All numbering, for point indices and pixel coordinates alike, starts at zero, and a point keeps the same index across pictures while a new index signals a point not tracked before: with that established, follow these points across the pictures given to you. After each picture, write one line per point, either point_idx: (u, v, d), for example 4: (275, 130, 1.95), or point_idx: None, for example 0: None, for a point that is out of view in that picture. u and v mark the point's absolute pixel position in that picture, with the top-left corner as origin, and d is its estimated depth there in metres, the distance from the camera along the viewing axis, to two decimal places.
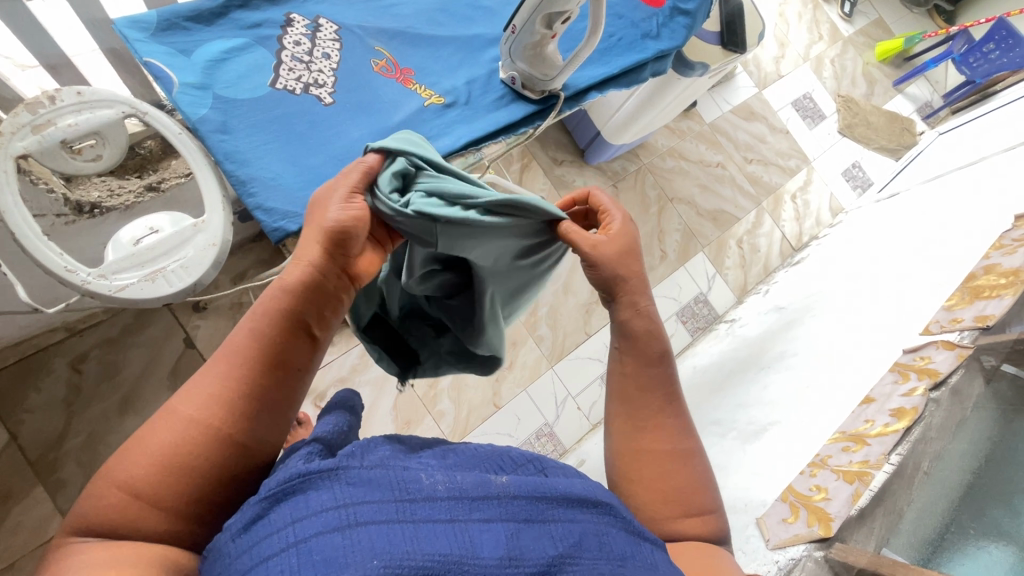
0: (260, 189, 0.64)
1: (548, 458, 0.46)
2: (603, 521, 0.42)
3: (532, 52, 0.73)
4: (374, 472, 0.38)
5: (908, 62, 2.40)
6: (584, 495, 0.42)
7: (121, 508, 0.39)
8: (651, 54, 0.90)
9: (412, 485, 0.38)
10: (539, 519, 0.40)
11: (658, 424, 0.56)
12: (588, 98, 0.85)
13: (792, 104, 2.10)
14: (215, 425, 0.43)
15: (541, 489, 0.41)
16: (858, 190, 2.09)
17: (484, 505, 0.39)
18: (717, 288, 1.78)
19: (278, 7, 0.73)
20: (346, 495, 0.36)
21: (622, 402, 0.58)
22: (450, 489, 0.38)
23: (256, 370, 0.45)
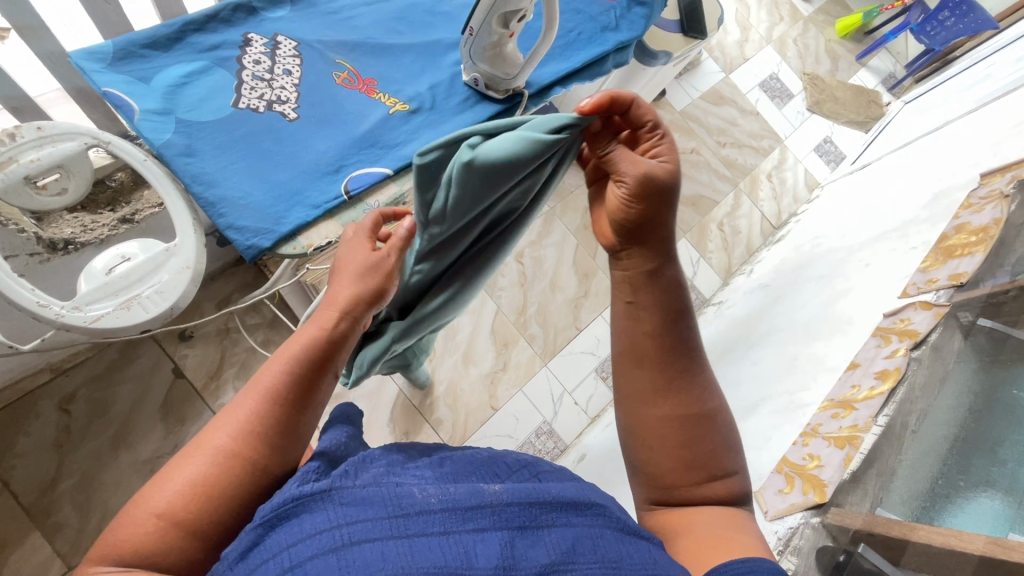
0: (231, 209, 0.63)
1: (542, 464, 0.47)
2: (596, 525, 0.42)
3: (492, 52, 0.74)
4: (367, 490, 0.38)
5: (868, 36, 2.45)
6: (577, 499, 0.42)
7: (154, 536, 0.39)
8: (611, 46, 0.91)
9: (405, 500, 0.38)
10: (533, 525, 0.40)
11: (677, 390, 0.55)
12: (553, 93, 0.85)
13: (760, 86, 2.13)
14: (249, 450, 0.44)
15: (534, 494, 0.41)
16: (832, 164, 2.13)
17: (478, 516, 0.39)
18: (703, 272, 1.79)
19: (235, 28, 0.73)
20: (340, 516, 0.37)
21: (637, 364, 0.56)
22: (442, 500, 0.38)
23: (286, 402, 0.47)
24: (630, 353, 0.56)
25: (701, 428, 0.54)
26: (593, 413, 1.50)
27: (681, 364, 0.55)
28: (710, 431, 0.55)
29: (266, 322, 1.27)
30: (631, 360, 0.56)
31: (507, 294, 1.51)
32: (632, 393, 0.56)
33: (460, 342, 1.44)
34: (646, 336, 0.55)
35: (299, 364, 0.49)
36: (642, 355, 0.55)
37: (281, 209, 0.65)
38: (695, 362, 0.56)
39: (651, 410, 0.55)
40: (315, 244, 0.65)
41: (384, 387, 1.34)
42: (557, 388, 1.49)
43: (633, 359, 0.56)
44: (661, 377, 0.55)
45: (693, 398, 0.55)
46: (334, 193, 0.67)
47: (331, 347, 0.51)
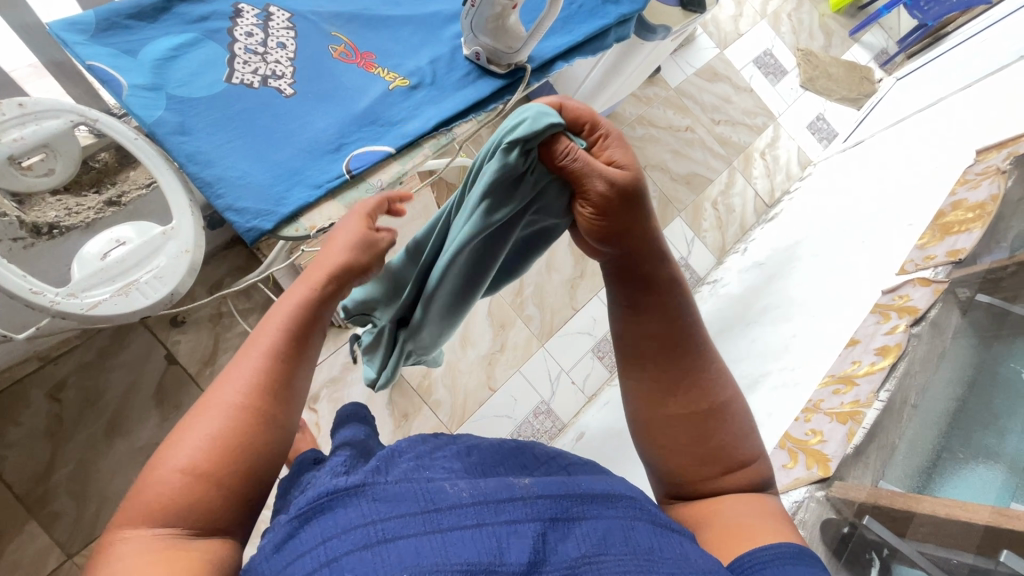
0: (229, 189, 0.61)
1: (569, 459, 0.50)
2: (627, 516, 0.43)
3: (494, 24, 0.70)
4: (400, 486, 0.39)
5: (861, 11, 2.44)
6: (605, 494, 0.44)
7: (179, 491, 0.38)
8: (614, 19, 0.89)
9: (437, 495, 0.39)
10: (562, 518, 0.41)
11: (689, 384, 0.56)
12: (555, 68, 0.83)
13: (754, 62, 2.12)
14: (261, 404, 0.44)
15: (563, 488, 0.43)
16: (824, 142, 2.14)
17: (509, 508, 0.40)
18: (697, 251, 1.79)
19: None
20: (372, 511, 0.37)
21: (644, 364, 0.57)
22: (474, 495, 0.40)
23: (290, 358, 0.47)
24: (638, 354, 0.58)
25: (716, 420, 0.56)
26: (589, 392, 1.51)
27: (687, 362, 0.56)
28: (727, 420, 0.56)
29: (260, 306, 1.25)
30: (634, 363, 0.58)
31: None
32: (643, 395, 0.57)
33: None
34: (648, 339, 0.56)
35: (297, 321, 0.49)
36: (647, 360, 0.57)
37: (282, 188, 0.62)
38: (703, 358, 0.57)
39: (658, 414, 0.56)
40: (318, 226, 0.63)
41: None
42: (554, 368, 1.50)
43: (638, 362, 0.58)
44: (665, 380, 0.56)
45: (702, 395, 0.56)
46: (335, 172, 0.64)
47: (326, 304, 0.51)
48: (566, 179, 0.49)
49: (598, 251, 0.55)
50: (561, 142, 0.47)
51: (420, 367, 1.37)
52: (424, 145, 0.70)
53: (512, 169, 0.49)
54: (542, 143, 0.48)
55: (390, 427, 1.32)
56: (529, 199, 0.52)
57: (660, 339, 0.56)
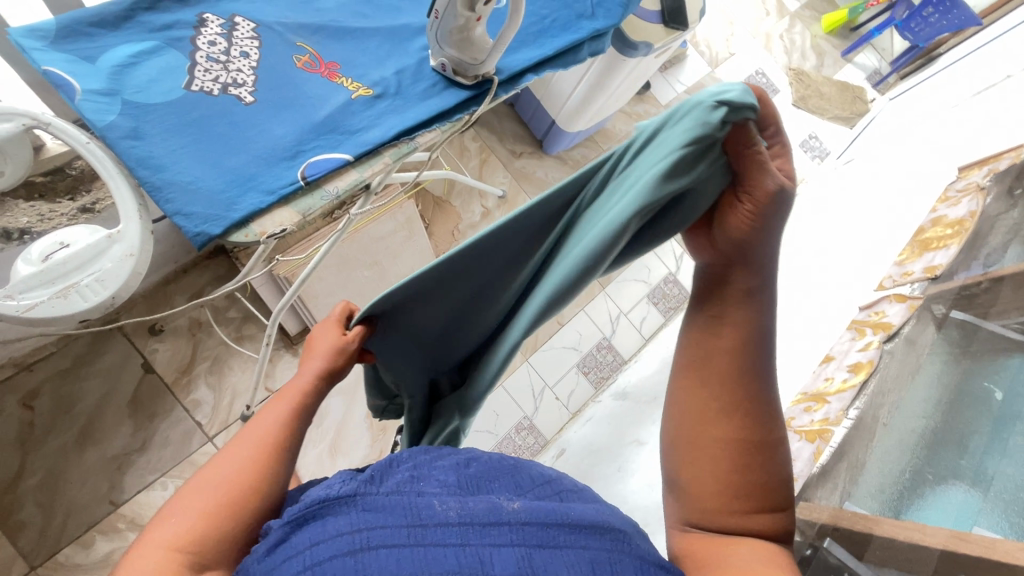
0: (178, 194, 0.60)
1: (565, 482, 0.49)
2: (615, 549, 0.42)
3: (459, 37, 0.71)
4: (388, 499, 0.42)
5: (854, 32, 2.47)
6: (597, 522, 0.43)
7: (206, 523, 0.42)
8: (586, 34, 0.90)
9: (425, 511, 0.41)
10: (549, 545, 0.41)
11: (747, 412, 0.52)
12: (525, 80, 0.82)
13: (745, 81, 2.15)
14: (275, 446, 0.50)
15: (553, 515, 0.42)
16: (817, 160, 2.14)
17: (494, 530, 0.41)
18: (686, 268, 1.73)
19: (190, 7, 0.70)
20: (360, 521, 0.40)
21: (705, 379, 0.53)
22: (460, 514, 0.41)
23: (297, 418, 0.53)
24: (702, 365, 0.53)
25: (768, 461, 0.52)
26: (573, 409, 1.49)
27: (749, 386, 0.53)
28: (777, 463, 0.52)
29: (240, 316, 1.25)
30: (694, 379, 0.54)
31: None
32: (698, 412, 0.53)
33: None
34: (722, 352, 0.52)
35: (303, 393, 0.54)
36: (705, 374, 0.53)
37: (233, 194, 0.62)
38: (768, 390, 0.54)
39: (710, 432, 0.52)
40: (268, 231, 0.62)
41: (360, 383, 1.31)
42: (538, 384, 1.47)
43: (699, 376, 0.54)
44: (731, 397, 0.52)
45: (761, 426, 0.52)
46: (289, 178, 0.64)
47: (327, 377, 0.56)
48: (737, 168, 0.46)
49: (709, 249, 0.52)
50: (750, 129, 0.44)
51: None
52: (383, 154, 0.70)
53: (710, 134, 0.43)
54: (734, 122, 0.43)
55: (368, 441, 1.30)
56: (705, 173, 0.45)
57: (739, 364, 0.52)
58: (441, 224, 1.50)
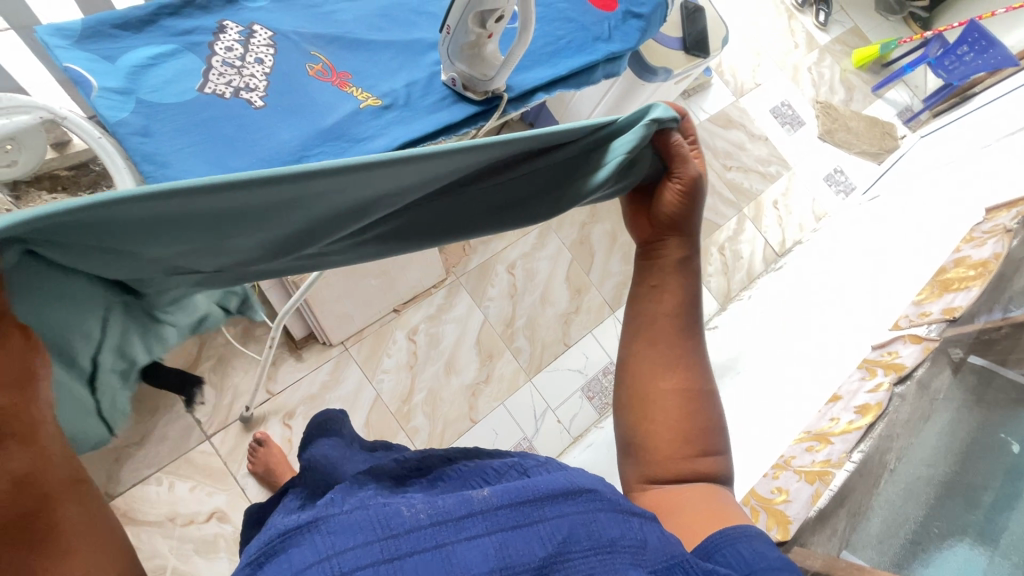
0: None
1: (528, 459, 0.47)
2: (590, 509, 0.42)
3: (469, 53, 0.72)
4: (352, 516, 0.38)
5: (885, 68, 2.44)
6: (565, 489, 0.42)
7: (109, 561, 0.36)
8: (601, 55, 0.91)
9: (394, 519, 0.38)
10: (526, 523, 0.40)
11: (682, 363, 0.58)
12: (535, 98, 0.82)
13: (770, 112, 2.13)
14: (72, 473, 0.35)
15: (525, 493, 0.41)
16: (841, 194, 2.10)
17: (469, 523, 0.39)
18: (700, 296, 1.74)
19: (212, 15, 0.72)
20: (327, 546, 0.36)
21: (649, 340, 0.58)
22: (432, 514, 0.39)
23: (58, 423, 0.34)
24: (648, 326, 0.59)
25: (701, 407, 0.57)
26: (575, 433, 1.45)
27: (691, 343, 0.59)
28: (709, 409, 0.57)
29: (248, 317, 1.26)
30: (644, 340, 0.59)
31: (496, 305, 1.50)
32: (641, 369, 0.58)
33: (444, 350, 1.41)
34: (663, 316, 0.58)
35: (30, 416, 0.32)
36: (657, 334, 0.58)
37: None
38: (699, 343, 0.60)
39: (658, 386, 0.57)
40: None
41: (361, 392, 1.31)
42: (540, 405, 1.45)
43: (648, 337, 0.59)
44: (669, 353, 0.58)
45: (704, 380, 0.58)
46: None
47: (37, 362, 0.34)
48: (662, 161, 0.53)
49: (647, 227, 0.59)
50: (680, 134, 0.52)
51: (401, 392, 1.35)
52: None
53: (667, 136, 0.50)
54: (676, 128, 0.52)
55: None
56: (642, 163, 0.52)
57: (680, 322, 0.58)
58: None
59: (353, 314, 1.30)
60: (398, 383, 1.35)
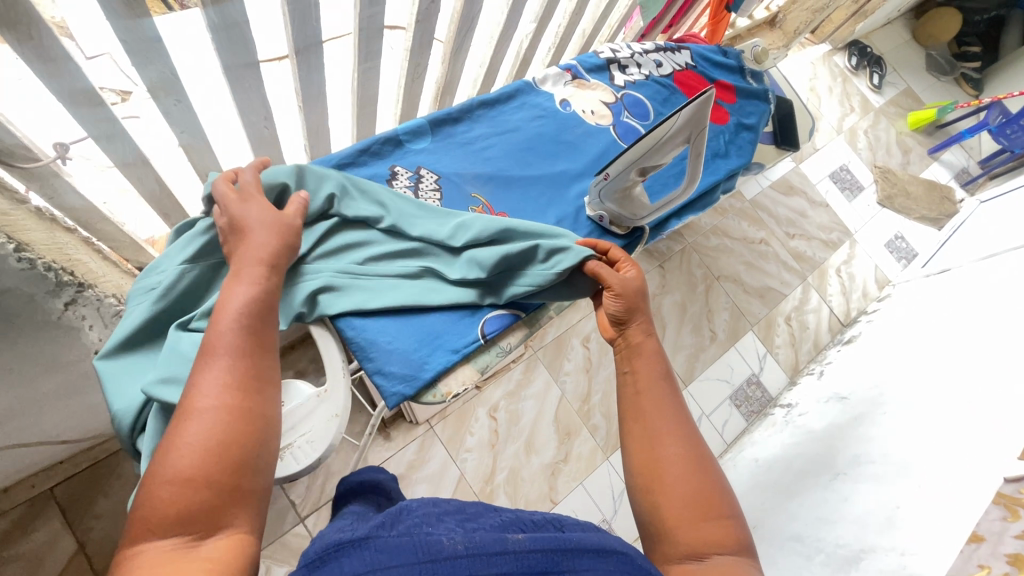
0: (380, 355, 0.64)
1: (567, 517, 0.46)
2: (620, 569, 0.40)
3: (620, 195, 0.74)
4: (399, 539, 0.37)
5: (940, 130, 2.45)
6: (598, 545, 0.40)
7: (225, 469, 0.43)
8: (723, 174, 0.93)
9: (435, 547, 0.37)
10: (557, 571, 0.38)
11: (671, 434, 0.59)
12: (670, 227, 0.84)
13: (829, 177, 2.15)
14: (236, 408, 0.46)
15: (561, 539, 0.39)
16: (903, 261, 2.09)
17: (502, 561, 0.37)
18: (769, 369, 1.74)
19: (385, 159, 0.72)
20: (375, 561, 0.36)
21: (636, 415, 0.61)
22: (470, 546, 0.38)
23: (252, 354, 0.49)
24: (631, 401, 0.62)
25: (697, 474, 0.57)
26: None
27: (677, 414, 0.61)
28: (708, 475, 0.57)
29: None
30: (631, 417, 0.61)
31: (572, 380, 1.51)
32: (634, 443, 0.60)
33: (524, 427, 1.42)
34: (637, 389, 0.63)
35: (246, 322, 0.50)
36: (643, 407, 0.61)
37: (424, 353, 0.66)
38: (679, 408, 0.62)
39: (644, 457, 0.58)
40: (452, 390, 0.67)
41: (446, 471, 1.33)
42: (617, 485, 1.44)
43: (631, 412, 0.62)
44: (650, 422, 0.60)
45: (699, 450, 0.59)
46: (471, 337, 0.68)
47: (247, 365, 0.48)
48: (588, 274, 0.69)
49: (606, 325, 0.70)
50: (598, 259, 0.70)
51: (484, 471, 1.35)
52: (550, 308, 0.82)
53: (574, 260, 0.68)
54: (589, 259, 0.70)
55: None
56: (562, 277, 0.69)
57: (650, 386, 0.63)
58: None
59: None
60: (481, 462, 1.36)
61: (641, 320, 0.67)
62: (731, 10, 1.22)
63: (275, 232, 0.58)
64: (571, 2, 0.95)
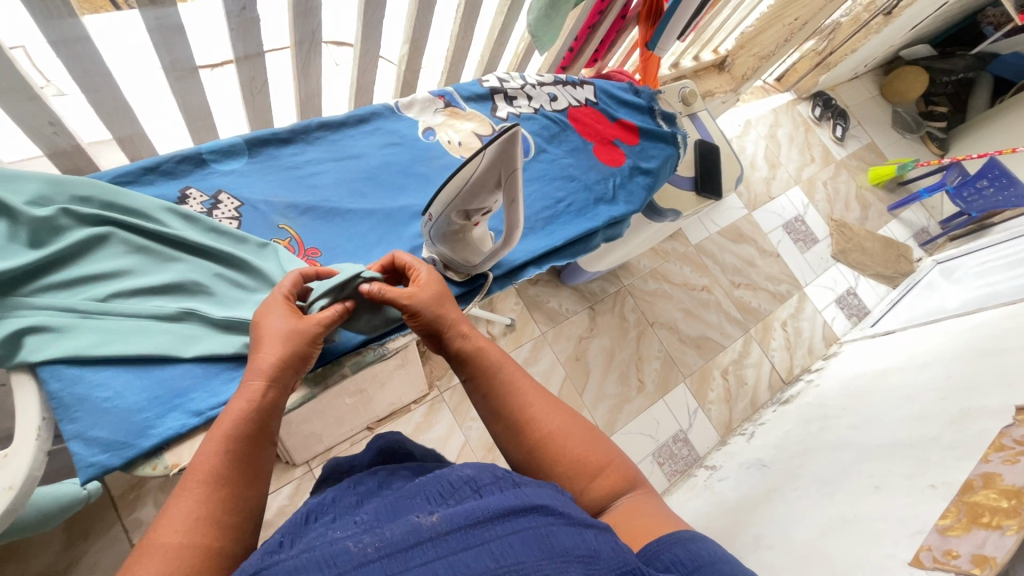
0: (87, 413, 0.53)
1: (484, 470, 0.44)
2: (544, 523, 0.39)
3: (453, 238, 0.66)
4: (300, 559, 0.36)
5: (902, 187, 2.40)
6: (514, 505, 0.40)
7: (193, 559, 0.42)
8: (602, 222, 0.85)
9: (340, 557, 0.36)
10: (477, 543, 0.37)
11: (529, 416, 0.58)
12: (524, 275, 0.76)
13: (783, 226, 2.09)
14: (195, 550, 0.43)
15: (474, 514, 0.38)
16: (853, 318, 2.02)
17: (420, 551, 0.36)
18: (699, 425, 1.64)
19: (176, 181, 0.68)
20: None
21: (496, 416, 0.60)
22: (379, 547, 0.36)
23: (231, 479, 0.48)
24: (489, 407, 0.61)
25: (564, 438, 0.57)
26: None
27: (529, 395, 0.60)
28: (577, 432, 0.57)
29: None
30: (501, 424, 0.59)
31: (478, 426, 1.40)
32: (506, 442, 0.59)
33: None
34: (492, 394, 0.61)
35: (235, 440, 0.50)
36: (500, 405, 0.60)
37: (152, 415, 0.55)
38: (530, 388, 0.61)
39: (519, 454, 0.57)
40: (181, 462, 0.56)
41: None
42: None
43: (497, 419, 0.60)
44: (511, 419, 0.59)
45: (565, 413, 0.59)
46: None
47: (251, 445, 0.51)
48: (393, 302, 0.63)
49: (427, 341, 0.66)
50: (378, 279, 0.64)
51: None
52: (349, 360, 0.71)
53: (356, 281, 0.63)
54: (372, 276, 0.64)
55: None
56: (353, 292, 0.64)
57: (509, 380, 0.61)
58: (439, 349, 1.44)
59: (322, 435, 1.19)
60: None
61: (460, 324, 0.64)
62: (650, 47, 1.14)
63: (285, 340, 0.56)
64: (454, 25, 0.90)
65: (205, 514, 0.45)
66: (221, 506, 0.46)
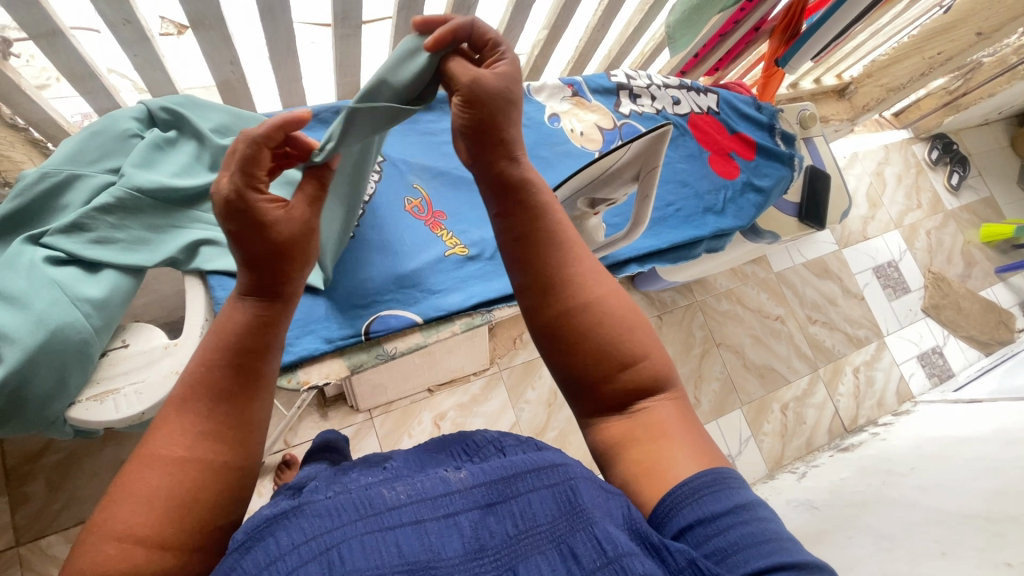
0: None
1: (508, 439, 0.47)
2: (563, 479, 0.40)
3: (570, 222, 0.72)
4: (337, 499, 0.38)
5: (1016, 249, 2.21)
6: (537, 464, 0.41)
7: (194, 473, 0.43)
8: (708, 232, 0.85)
9: (375, 500, 0.38)
10: (500, 500, 0.39)
11: (568, 278, 0.47)
12: (628, 270, 0.78)
13: (873, 270, 1.98)
14: (195, 465, 0.44)
15: (500, 471, 0.41)
16: (933, 379, 1.90)
17: (448, 501, 0.39)
18: (749, 454, 1.60)
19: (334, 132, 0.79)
20: (313, 527, 0.36)
21: (527, 267, 0.48)
22: (410, 494, 0.39)
23: (227, 391, 0.47)
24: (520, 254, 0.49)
25: (599, 313, 0.47)
26: None
27: (577, 256, 0.49)
28: (613, 312, 0.47)
29: None
30: (533, 280, 0.48)
31: (531, 409, 1.44)
32: (532, 299, 0.48)
33: None
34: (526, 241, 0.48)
35: (234, 350, 0.48)
36: (537, 260, 0.48)
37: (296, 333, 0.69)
38: (576, 248, 0.49)
39: (543, 317, 0.47)
40: (310, 380, 0.70)
41: None
42: None
43: (529, 274, 0.48)
44: (546, 276, 0.47)
45: (606, 284, 0.49)
46: (353, 330, 0.72)
47: (246, 356, 0.48)
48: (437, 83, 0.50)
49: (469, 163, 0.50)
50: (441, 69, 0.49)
51: None
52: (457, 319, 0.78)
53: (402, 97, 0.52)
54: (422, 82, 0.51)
55: None
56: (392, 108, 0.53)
57: (555, 233, 0.49)
58: (506, 328, 1.48)
59: (389, 387, 1.26)
60: None
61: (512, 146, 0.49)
62: (780, 63, 1.11)
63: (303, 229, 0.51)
64: (594, 17, 0.91)
65: (200, 430, 0.45)
66: (219, 420, 0.46)
